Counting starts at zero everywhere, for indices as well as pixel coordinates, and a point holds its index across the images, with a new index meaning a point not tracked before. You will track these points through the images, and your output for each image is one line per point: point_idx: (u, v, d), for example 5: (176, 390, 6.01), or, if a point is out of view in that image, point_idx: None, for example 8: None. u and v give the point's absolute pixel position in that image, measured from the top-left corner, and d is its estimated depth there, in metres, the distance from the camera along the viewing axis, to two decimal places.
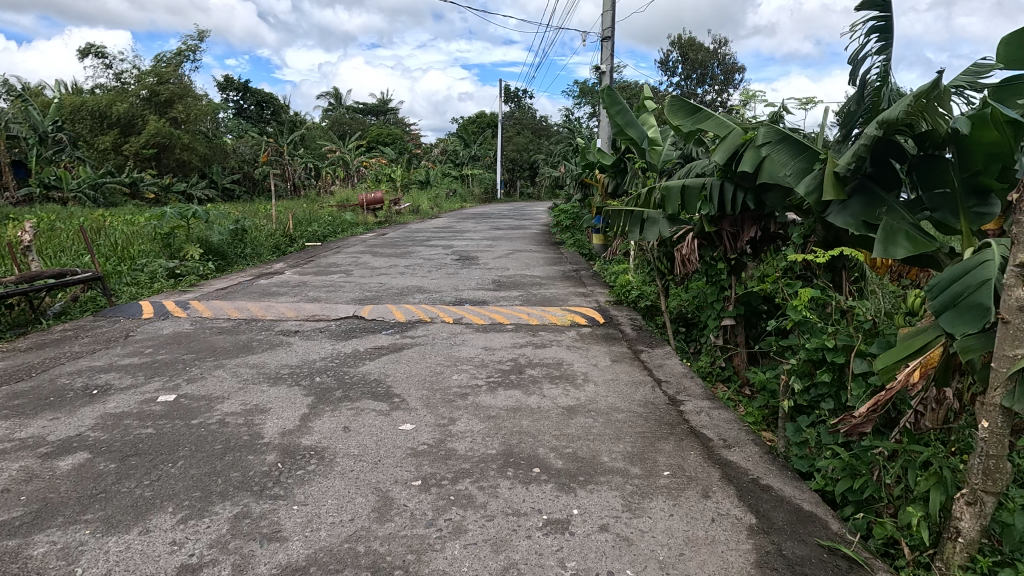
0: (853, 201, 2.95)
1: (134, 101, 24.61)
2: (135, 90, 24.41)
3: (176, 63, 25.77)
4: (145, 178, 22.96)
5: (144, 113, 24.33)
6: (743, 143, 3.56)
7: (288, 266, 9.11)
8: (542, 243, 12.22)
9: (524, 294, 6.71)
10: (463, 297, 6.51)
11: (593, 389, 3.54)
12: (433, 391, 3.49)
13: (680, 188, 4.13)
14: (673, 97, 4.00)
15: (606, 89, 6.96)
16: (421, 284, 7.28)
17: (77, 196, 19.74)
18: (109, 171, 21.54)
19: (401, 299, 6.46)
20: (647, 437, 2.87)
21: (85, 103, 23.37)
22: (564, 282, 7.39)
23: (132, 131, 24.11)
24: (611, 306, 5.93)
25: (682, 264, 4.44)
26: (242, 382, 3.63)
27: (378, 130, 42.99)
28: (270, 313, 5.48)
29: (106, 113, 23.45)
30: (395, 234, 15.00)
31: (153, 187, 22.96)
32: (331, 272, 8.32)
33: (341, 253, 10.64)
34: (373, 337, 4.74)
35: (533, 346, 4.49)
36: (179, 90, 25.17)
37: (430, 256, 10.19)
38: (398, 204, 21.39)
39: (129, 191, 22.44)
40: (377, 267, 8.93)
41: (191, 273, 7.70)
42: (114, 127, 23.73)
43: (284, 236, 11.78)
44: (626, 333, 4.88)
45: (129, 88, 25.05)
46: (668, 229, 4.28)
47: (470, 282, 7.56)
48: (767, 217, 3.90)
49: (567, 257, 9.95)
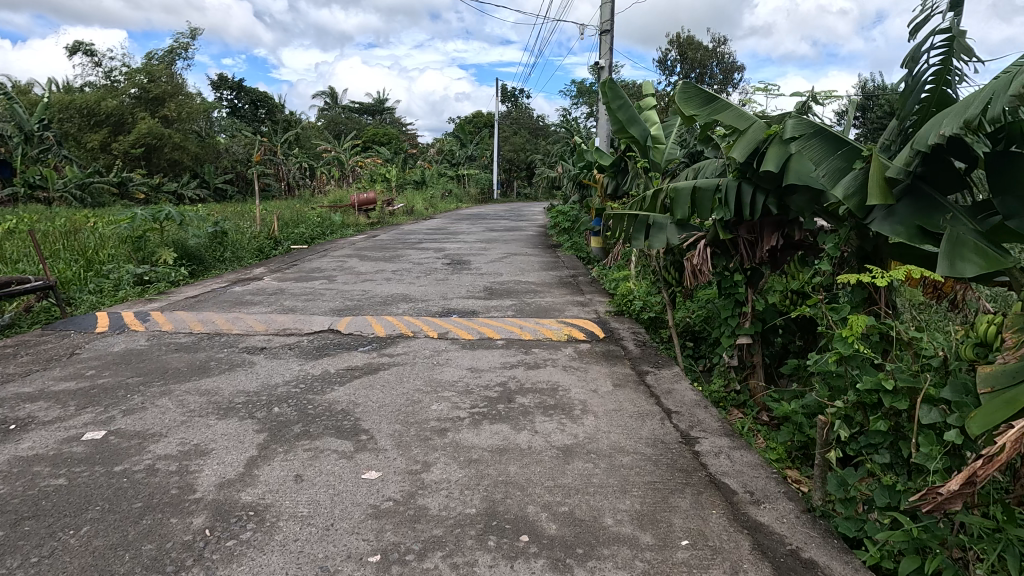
0: (902, 206, 2.52)
1: (124, 99, 24.03)
2: (125, 88, 23.81)
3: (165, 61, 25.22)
4: (133, 177, 22.41)
5: (133, 111, 23.78)
6: (766, 136, 3.11)
7: (269, 271, 8.61)
8: (538, 246, 11.74)
9: (516, 303, 6.23)
10: (451, 306, 6.02)
11: (593, 423, 3.06)
12: (408, 425, 3.01)
13: (691, 189, 3.66)
14: (685, 84, 3.52)
15: (608, 80, 6.47)
16: (407, 292, 6.78)
17: (63, 196, 19.21)
18: (96, 171, 20.99)
19: (384, 308, 5.98)
20: (658, 491, 2.39)
21: (72, 101, 22.80)
22: (561, 290, 6.92)
23: (121, 130, 23.55)
24: (610, 317, 5.45)
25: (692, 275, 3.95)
26: (187, 414, 3.15)
27: (373, 129, 42.48)
28: (237, 326, 4.99)
29: (93, 112, 22.89)
30: (387, 236, 14.51)
31: (142, 187, 22.42)
32: (313, 278, 7.82)
33: (327, 256, 10.15)
34: (347, 355, 4.25)
35: (525, 366, 4.01)
36: (169, 88, 24.59)
37: (421, 260, 9.70)
38: (391, 205, 20.91)
39: (117, 191, 21.92)
40: (363, 272, 8.44)
41: (161, 279, 7.19)
42: (102, 125, 23.17)
43: (269, 238, 11.27)
44: (629, 350, 4.40)
45: (117, 86, 24.49)
46: (676, 235, 3.80)
47: (460, 289, 7.07)
48: (791, 222, 3.43)
49: (564, 261, 9.47)
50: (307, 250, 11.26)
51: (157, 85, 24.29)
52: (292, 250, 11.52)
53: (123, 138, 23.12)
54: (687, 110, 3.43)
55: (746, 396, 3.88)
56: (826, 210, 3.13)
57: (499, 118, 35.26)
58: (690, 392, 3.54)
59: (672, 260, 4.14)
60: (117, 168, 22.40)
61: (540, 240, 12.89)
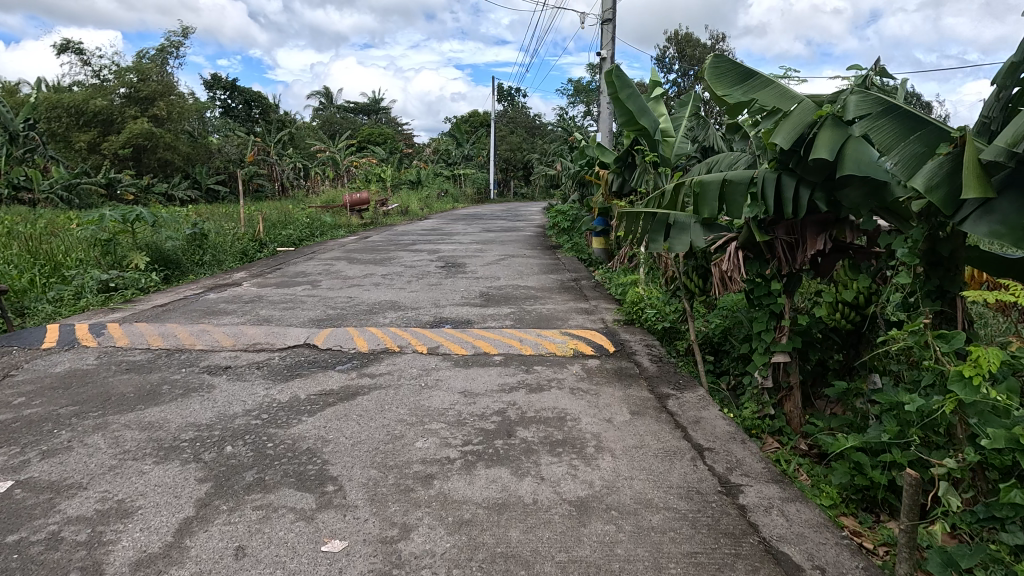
0: (1003, 201, 2.00)
1: (113, 98, 23.40)
2: (113, 87, 23.17)
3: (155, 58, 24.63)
4: (122, 178, 21.80)
5: (123, 110, 23.20)
6: (817, 118, 2.60)
7: (250, 276, 8.04)
8: (537, 247, 11.23)
9: (515, 311, 5.70)
10: (444, 315, 5.48)
11: (611, 466, 2.53)
12: (386, 472, 2.47)
13: (720, 182, 3.13)
14: (716, 58, 3.01)
15: (613, 69, 5.89)
16: (396, 299, 6.23)
17: (48, 198, 18.59)
18: (83, 172, 20.38)
19: (370, 318, 5.44)
20: (702, 568, 1.86)
21: (59, 99, 22.17)
22: (563, 295, 6.38)
23: (111, 130, 22.96)
24: (619, 328, 4.91)
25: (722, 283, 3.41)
26: (119, 456, 2.60)
27: (367, 129, 41.91)
28: (202, 340, 4.44)
29: (81, 110, 22.29)
30: (379, 237, 13.97)
31: (131, 188, 21.82)
32: (295, 284, 7.27)
33: (315, 259, 9.59)
34: (322, 376, 3.71)
35: (526, 389, 3.47)
36: (160, 87, 23.99)
37: (413, 263, 9.16)
38: (386, 205, 20.44)
39: (106, 193, 21.32)
40: (350, 276, 7.89)
41: (129, 287, 6.63)
42: (90, 125, 22.56)
43: (254, 240, 10.71)
44: (644, 368, 3.88)
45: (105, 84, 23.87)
46: (702, 237, 3.26)
47: (454, 295, 6.53)
48: (838, 221, 2.91)
49: (565, 263, 8.95)
50: (295, 253, 10.69)
51: (147, 84, 23.67)
52: (279, 253, 10.96)
53: (112, 138, 22.51)
54: (718, 89, 2.93)
55: (782, 422, 3.36)
56: (887, 208, 2.63)
57: (495, 117, 34.73)
58: (722, 422, 3.02)
59: (693, 265, 3.61)
60: (105, 169, 21.78)
61: (538, 241, 12.37)
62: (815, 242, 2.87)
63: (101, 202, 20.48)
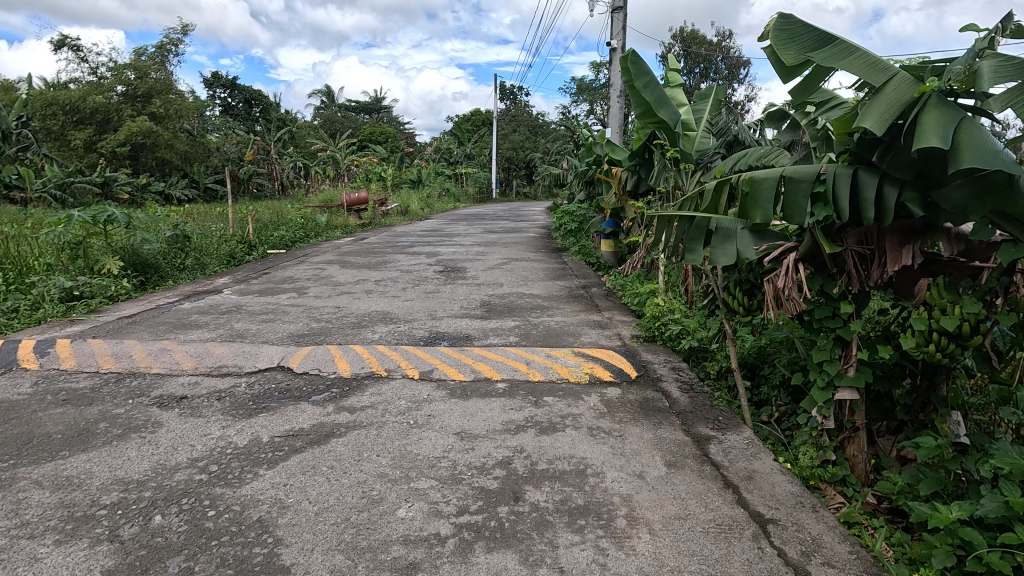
0: None
1: (111, 96, 22.88)
2: (110, 84, 22.68)
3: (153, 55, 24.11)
4: (119, 177, 21.31)
5: (120, 108, 22.69)
6: (918, 96, 2.04)
7: (233, 281, 7.46)
8: (541, 249, 10.66)
9: (519, 324, 5.11)
10: (440, 330, 4.89)
11: (650, 549, 1.94)
12: (357, 559, 1.88)
13: (778, 178, 2.56)
14: (782, 18, 2.39)
15: (629, 55, 5.20)
16: (388, 310, 5.65)
17: (42, 198, 18.09)
18: (78, 170, 19.86)
19: (357, 331, 4.86)
20: None
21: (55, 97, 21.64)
22: (572, 306, 5.78)
23: (108, 128, 22.45)
24: (638, 347, 4.32)
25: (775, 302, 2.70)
26: (13, 533, 2.01)
27: (367, 129, 41.39)
28: (160, 362, 3.85)
29: (77, 108, 21.76)
30: (376, 238, 13.40)
31: (128, 187, 21.31)
32: (280, 291, 6.69)
33: (305, 263, 9.00)
34: (292, 411, 3.12)
35: (536, 428, 2.89)
36: (158, 85, 23.50)
37: (410, 267, 8.58)
38: (385, 205, 19.93)
39: (101, 192, 20.80)
40: (341, 282, 7.32)
41: (97, 295, 6.04)
42: (86, 123, 22.04)
43: (243, 242, 10.13)
44: (673, 400, 3.29)
45: (102, 82, 23.35)
46: (752, 248, 2.66)
47: (452, 304, 5.96)
48: (926, 229, 2.35)
49: (572, 267, 8.39)
50: (285, 256, 10.11)
51: (145, 81, 23.19)
52: (270, 256, 10.38)
53: (109, 137, 22.02)
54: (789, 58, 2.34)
55: (846, 470, 2.77)
56: (1006, 212, 2.08)
57: (497, 116, 34.25)
58: (781, 478, 2.43)
59: (734, 279, 3.02)
60: (102, 168, 21.27)
61: (541, 243, 11.79)
62: (902, 257, 2.31)
63: (95, 201, 19.94)
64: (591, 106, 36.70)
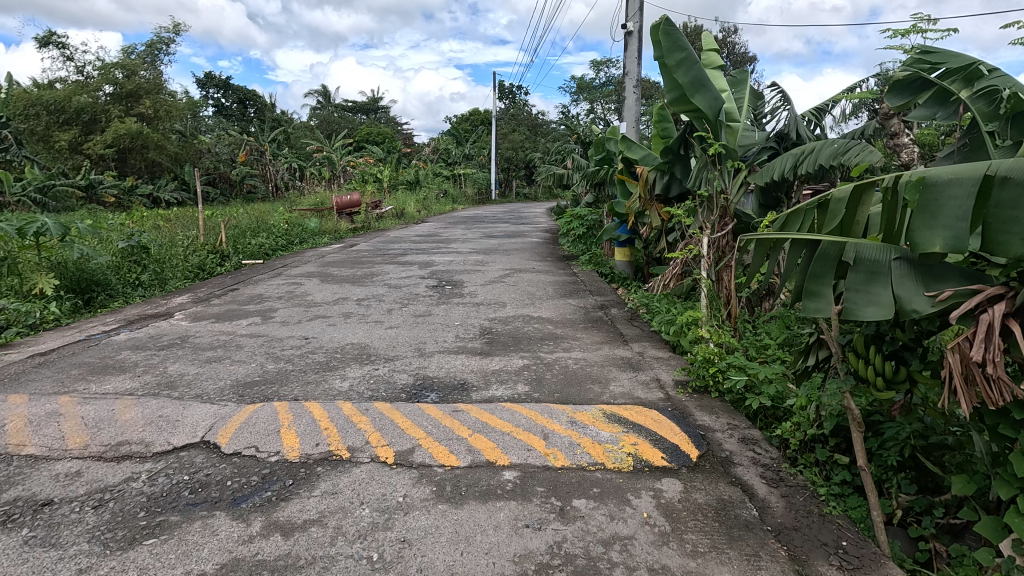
0: None
1: (99, 96, 21.88)
2: (97, 83, 21.69)
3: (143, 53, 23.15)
4: (105, 180, 20.31)
5: (107, 108, 21.70)
6: None
7: (193, 301, 6.39)
8: (547, 258, 9.66)
9: (529, 363, 4.06)
10: (429, 373, 3.84)
11: None
12: None
13: (978, 180, 1.54)
14: None
15: (660, 24, 4.20)
16: (366, 343, 4.59)
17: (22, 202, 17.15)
18: (60, 173, 18.89)
19: (323, 375, 3.81)
20: None
21: (40, 97, 20.68)
22: (591, 336, 4.73)
23: (95, 128, 21.48)
24: (688, 403, 3.27)
25: (969, 387, 1.63)
26: None
27: (362, 129, 40.44)
28: (38, 436, 2.79)
29: (63, 109, 20.80)
30: (367, 245, 12.38)
31: (114, 190, 20.30)
32: (243, 315, 5.65)
33: (280, 277, 7.93)
34: (200, 534, 2.07)
35: (568, 572, 1.86)
36: (146, 84, 22.51)
37: (399, 281, 7.55)
38: (378, 207, 19.01)
39: (84, 195, 19.85)
40: (318, 301, 6.29)
41: (19, 326, 4.99)
42: (73, 124, 21.10)
43: (215, 251, 9.09)
44: (763, 507, 2.24)
45: (88, 81, 22.34)
46: (929, 304, 1.61)
47: (445, 333, 4.89)
48: None
49: (585, 281, 7.37)
50: (263, 268, 9.04)
51: (132, 79, 22.20)
52: (245, 267, 9.33)
53: (95, 137, 21.08)
54: None
55: None
56: None
57: (496, 115, 33.32)
58: None
59: (869, 335, 2.01)
60: (86, 170, 20.26)
61: (546, 250, 10.71)
62: None
63: (79, 205, 19.00)
64: (593, 104, 35.79)
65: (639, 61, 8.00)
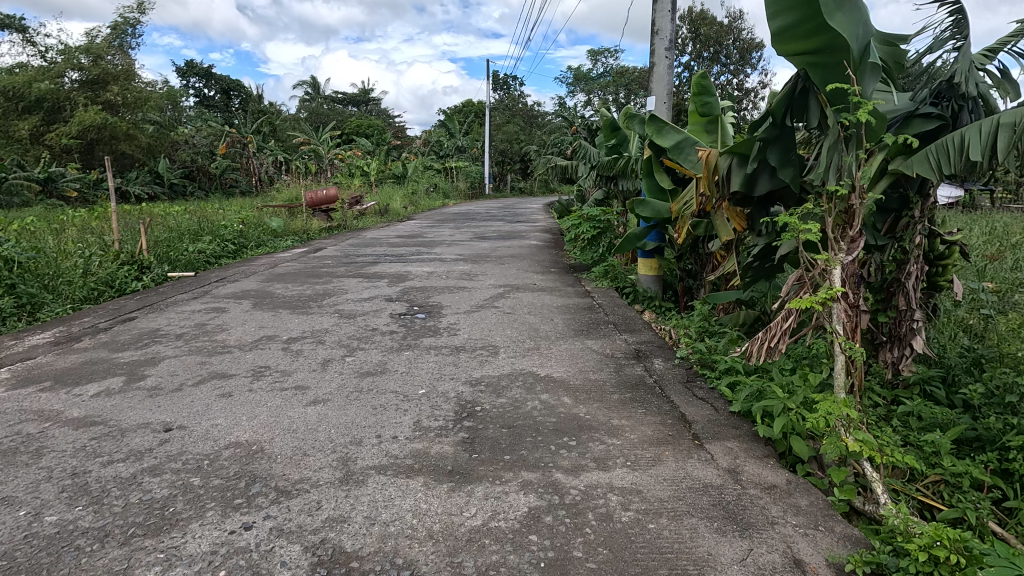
0: None
1: (63, 81, 19.80)
2: (60, 68, 19.62)
3: (112, 37, 21.10)
4: (68, 173, 18.16)
5: (72, 94, 19.63)
6: None
7: (52, 344, 4.44)
8: (549, 269, 7.79)
9: (539, 507, 2.18)
10: (346, 546, 1.96)
11: None
12: None
13: None
14: None
15: None
16: (260, 447, 2.68)
17: None
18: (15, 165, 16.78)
19: (134, 553, 1.92)
20: None
21: None
22: (637, 427, 2.86)
23: (59, 117, 19.46)
24: None
25: None
26: None
27: (349, 121, 38.41)
28: None
29: (22, 94, 18.75)
30: (337, 249, 10.48)
31: (76, 184, 18.13)
32: (101, 374, 3.71)
33: (203, 300, 6.00)
34: None
35: None
36: (115, 69, 20.45)
37: (356, 306, 5.67)
38: (360, 203, 17.16)
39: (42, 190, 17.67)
40: (230, 345, 4.38)
41: None
42: (34, 112, 19.06)
43: (132, 262, 7.13)
44: None
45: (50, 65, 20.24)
46: None
47: (399, 419, 3.00)
48: None
49: (602, 307, 5.54)
50: (189, 283, 7.09)
51: (98, 64, 20.08)
52: (171, 280, 7.37)
53: (57, 126, 19.02)
54: None
55: None
56: None
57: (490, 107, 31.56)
58: None
59: None
60: (45, 161, 18.12)
61: (547, 258, 8.84)
62: None
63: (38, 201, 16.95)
64: (591, 95, 34.09)
65: (673, 16, 6.13)
